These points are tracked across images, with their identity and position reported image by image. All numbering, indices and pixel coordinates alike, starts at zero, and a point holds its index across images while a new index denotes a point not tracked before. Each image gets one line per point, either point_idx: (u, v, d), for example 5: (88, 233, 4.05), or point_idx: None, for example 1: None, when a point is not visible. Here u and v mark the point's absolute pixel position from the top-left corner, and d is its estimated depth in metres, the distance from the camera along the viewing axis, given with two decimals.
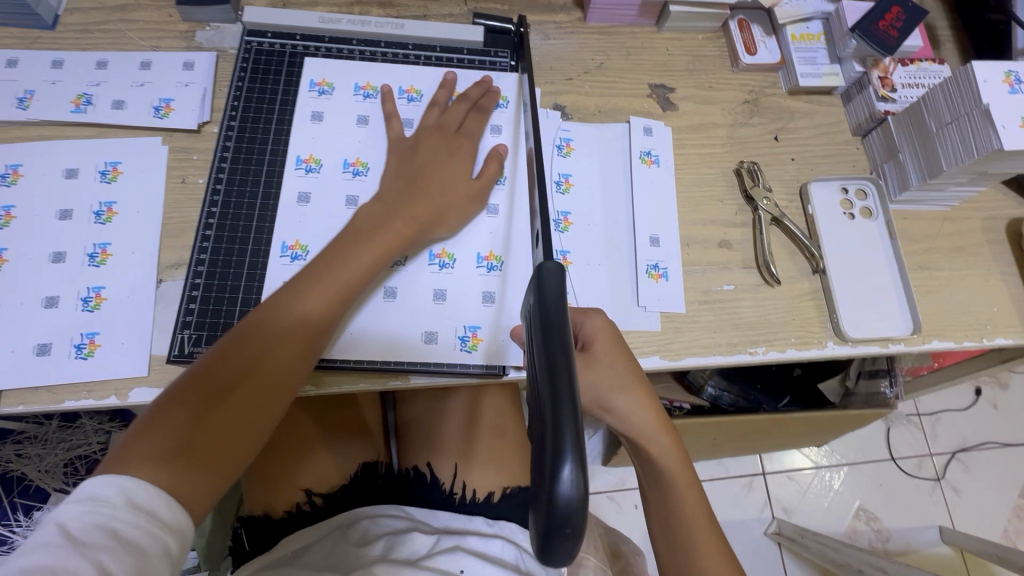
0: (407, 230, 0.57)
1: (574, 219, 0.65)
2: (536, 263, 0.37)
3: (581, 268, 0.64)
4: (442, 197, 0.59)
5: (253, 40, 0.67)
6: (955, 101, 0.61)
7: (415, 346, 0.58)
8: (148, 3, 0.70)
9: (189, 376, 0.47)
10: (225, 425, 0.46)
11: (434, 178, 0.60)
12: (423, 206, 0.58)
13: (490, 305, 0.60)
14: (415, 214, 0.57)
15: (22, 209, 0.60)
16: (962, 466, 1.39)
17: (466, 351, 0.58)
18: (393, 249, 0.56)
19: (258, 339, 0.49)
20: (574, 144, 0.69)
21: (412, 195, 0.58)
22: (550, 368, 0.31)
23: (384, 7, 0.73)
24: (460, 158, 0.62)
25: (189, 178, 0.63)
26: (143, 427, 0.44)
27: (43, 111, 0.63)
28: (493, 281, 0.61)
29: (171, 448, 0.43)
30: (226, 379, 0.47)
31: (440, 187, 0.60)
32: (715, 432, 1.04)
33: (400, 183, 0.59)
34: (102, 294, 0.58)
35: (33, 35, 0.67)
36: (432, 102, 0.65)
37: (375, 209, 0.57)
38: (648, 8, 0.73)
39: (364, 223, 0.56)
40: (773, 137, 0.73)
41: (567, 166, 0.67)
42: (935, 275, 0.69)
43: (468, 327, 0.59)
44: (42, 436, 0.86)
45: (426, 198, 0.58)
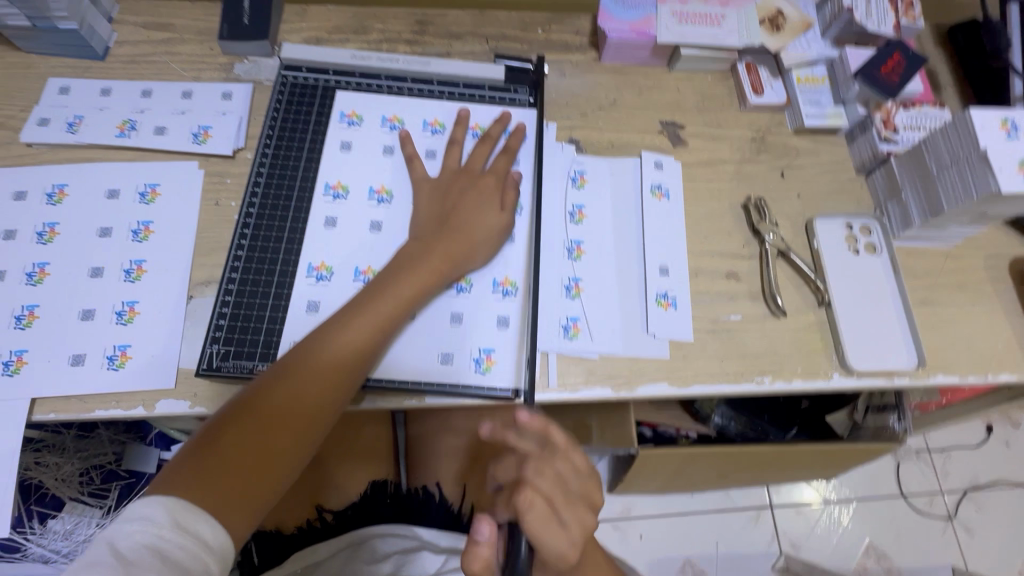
0: (443, 265, 0.60)
1: (587, 248, 0.68)
2: None
3: (593, 294, 0.66)
4: (473, 232, 0.62)
5: (289, 74, 0.72)
6: (954, 144, 0.63)
7: (432, 367, 0.60)
8: (191, 37, 0.75)
9: (235, 402, 0.50)
10: (266, 451, 0.48)
11: (464, 215, 0.63)
12: (455, 244, 0.61)
13: (504, 329, 0.62)
14: (449, 250, 0.60)
15: (66, 226, 0.64)
16: (974, 505, 1.37)
17: (481, 374, 0.60)
18: (428, 285, 0.58)
19: (301, 369, 0.52)
20: (587, 176, 0.72)
21: (446, 232, 0.61)
22: None
23: (411, 45, 0.78)
24: (488, 197, 0.65)
25: (223, 201, 0.67)
26: (191, 450, 0.47)
27: (90, 135, 0.68)
28: (508, 307, 0.63)
29: (212, 470, 0.45)
30: (267, 405, 0.49)
31: (472, 223, 0.62)
32: (723, 462, 1.04)
33: (431, 221, 0.63)
34: (135, 308, 0.61)
35: (84, 65, 0.72)
36: (451, 139, 0.68)
37: (413, 247, 0.60)
38: (660, 50, 0.77)
39: (401, 259, 0.59)
40: (780, 174, 0.76)
41: (581, 198, 0.71)
42: (939, 311, 0.70)
43: (482, 350, 0.61)
44: (59, 445, 0.86)
45: (458, 235, 0.61)
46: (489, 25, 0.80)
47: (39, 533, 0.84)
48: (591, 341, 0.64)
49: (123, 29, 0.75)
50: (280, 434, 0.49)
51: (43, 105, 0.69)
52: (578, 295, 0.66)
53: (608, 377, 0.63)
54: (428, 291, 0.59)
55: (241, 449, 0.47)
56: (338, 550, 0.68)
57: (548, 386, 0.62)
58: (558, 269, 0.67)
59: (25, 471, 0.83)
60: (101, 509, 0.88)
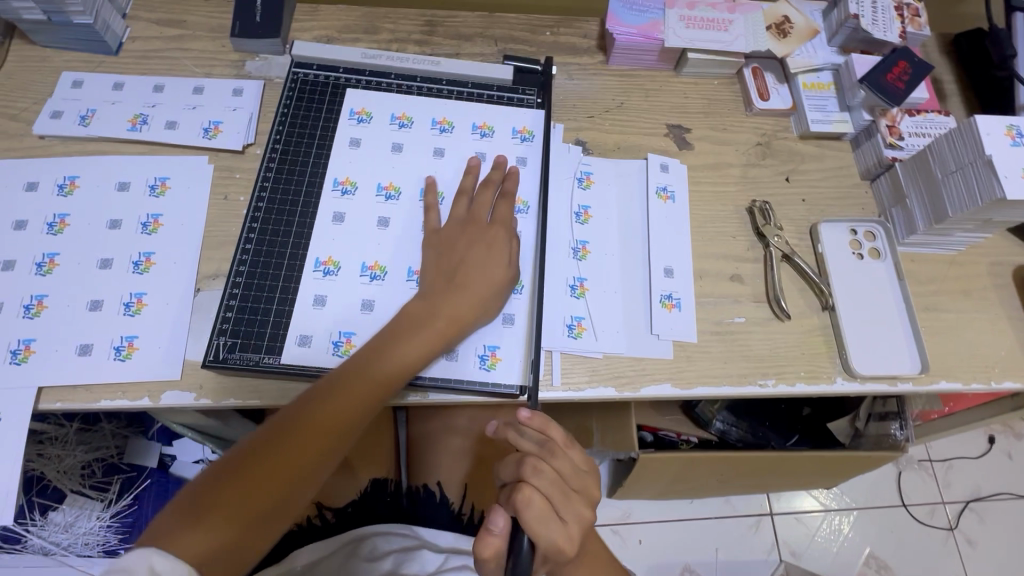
0: (448, 327, 0.58)
1: (592, 247, 0.69)
2: None
3: (597, 294, 0.67)
4: (482, 287, 0.60)
5: (300, 71, 0.72)
6: (959, 151, 0.63)
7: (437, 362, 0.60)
8: (203, 34, 0.76)
9: (234, 453, 0.52)
10: (252, 509, 0.50)
11: (472, 267, 0.61)
12: (460, 304, 0.59)
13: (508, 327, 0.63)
14: (457, 311, 0.59)
15: (75, 217, 0.64)
16: (976, 516, 1.36)
17: (485, 370, 0.61)
18: (432, 349, 0.57)
19: (296, 428, 0.52)
20: (593, 177, 0.72)
21: (455, 288, 0.60)
22: None
23: (420, 45, 0.79)
24: (496, 252, 0.62)
25: (231, 196, 0.67)
26: (182, 502, 0.49)
27: (102, 128, 0.68)
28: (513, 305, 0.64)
29: (202, 523, 0.47)
30: (261, 461, 0.51)
31: (479, 275, 0.60)
32: (724, 467, 1.04)
33: (440, 273, 0.61)
34: (143, 300, 0.61)
35: (97, 59, 0.73)
36: (460, 188, 0.67)
37: (418, 306, 0.59)
38: (667, 54, 0.78)
39: (409, 316, 0.58)
40: (784, 178, 0.76)
41: (586, 198, 0.71)
42: (943, 317, 0.71)
43: (487, 346, 0.62)
44: (61, 437, 0.87)
45: (466, 294, 0.59)
46: (498, 27, 0.81)
47: (39, 524, 0.84)
48: (596, 340, 0.64)
49: (136, 25, 0.76)
50: (271, 492, 0.51)
51: (56, 99, 0.69)
52: (583, 294, 0.66)
53: (611, 376, 0.64)
54: (432, 352, 0.57)
55: (230, 504, 0.49)
56: (338, 548, 0.68)
57: (551, 383, 0.62)
58: (563, 268, 0.67)
59: (28, 461, 0.84)
60: (101, 503, 0.87)
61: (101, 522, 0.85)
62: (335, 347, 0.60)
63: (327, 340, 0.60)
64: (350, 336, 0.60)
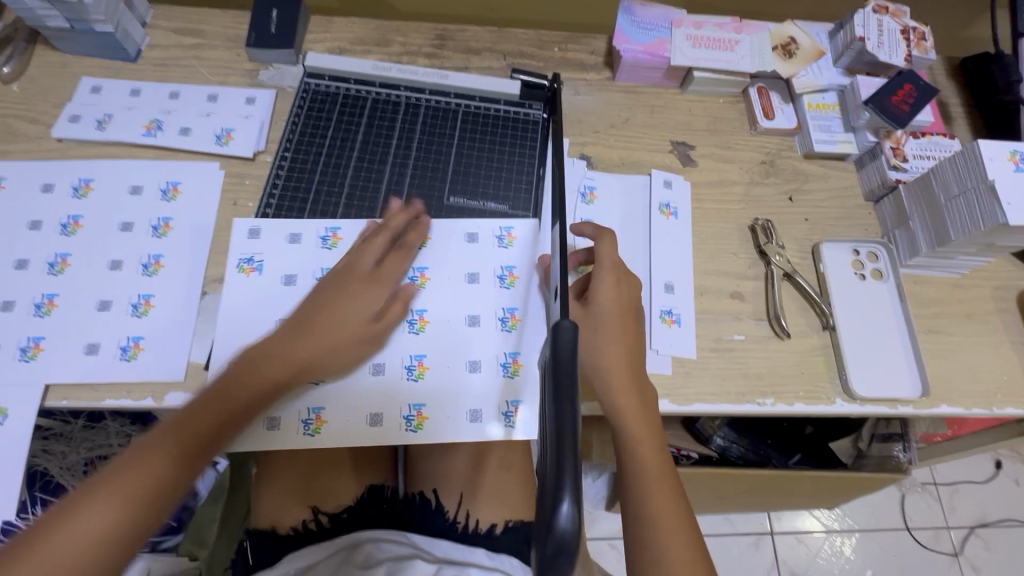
0: (289, 367, 0.57)
1: None
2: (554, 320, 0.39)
3: None
4: (328, 337, 0.58)
5: (312, 82, 0.74)
6: (962, 174, 0.64)
7: (360, 427, 0.59)
8: (220, 43, 0.78)
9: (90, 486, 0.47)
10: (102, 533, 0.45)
11: (330, 319, 0.58)
12: (307, 348, 0.57)
13: (446, 384, 0.61)
14: (300, 353, 0.57)
15: (89, 219, 0.66)
16: (981, 542, 1.34)
17: (413, 381, 0.61)
18: (269, 393, 0.56)
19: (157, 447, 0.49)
20: (597, 192, 0.73)
21: (303, 334, 0.57)
22: (554, 397, 0.35)
23: (429, 58, 0.80)
24: (362, 303, 0.60)
25: (240, 202, 0.69)
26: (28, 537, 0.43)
27: (118, 133, 0.70)
28: (445, 371, 0.62)
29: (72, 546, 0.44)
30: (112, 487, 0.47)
31: (334, 326, 0.58)
32: (723, 484, 1.03)
33: (293, 321, 0.58)
34: (151, 301, 0.63)
35: (116, 66, 0.75)
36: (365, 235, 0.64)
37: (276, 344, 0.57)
38: (673, 71, 0.79)
39: (253, 354, 0.56)
40: (788, 198, 0.77)
41: (588, 213, 0.72)
42: (945, 339, 0.70)
43: (412, 406, 0.60)
44: (66, 434, 0.89)
45: (320, 337, 0.58)
46: (507, 42, 0.83)
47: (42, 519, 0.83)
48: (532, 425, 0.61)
49: (155, 34, 0.78)
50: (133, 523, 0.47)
51: (75, 103, 0.71)
52: (516, 372, 0.63)
53: None
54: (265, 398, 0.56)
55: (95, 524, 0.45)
56: (332, 553, 0.69)
57: None
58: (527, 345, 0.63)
59: (33, 457, 0.85)
60: None
61: None
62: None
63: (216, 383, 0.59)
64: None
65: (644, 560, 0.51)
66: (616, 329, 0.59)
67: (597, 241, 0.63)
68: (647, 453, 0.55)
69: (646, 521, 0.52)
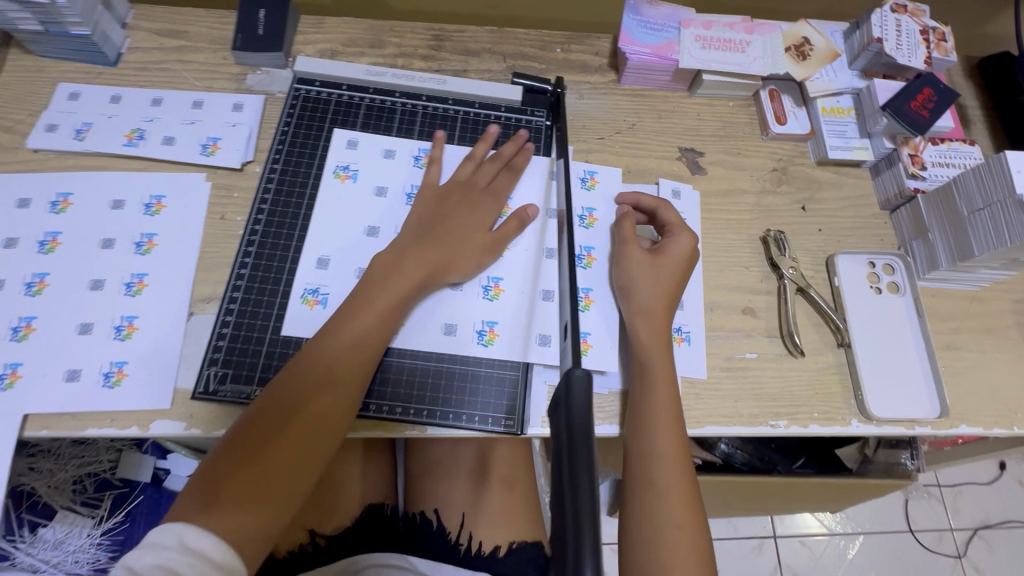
0: (419, 274, 0.58)
1: (598, 254, 0.67)
2: (565, 372, 0.42)
3: (603, 306, 0.65)
4: (455, 249, 0.60)
5: (302, 88, 0.70)
6: (988, 186, 0.61)
7: (434, 336, 0.60)
8: (205, 46, 0.74)
9: (235, 435, 0.49)
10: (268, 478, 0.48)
11: (453, 228, 0.61)
12: (436, 254, 0.59)
13: (521, 306, 0.62)
14: (427, 258, 0.58)
15: (68, 236, 0.62)
16: (985, 544, 1.33)
17: (488, 300, 0.62)
18: (403, 303, 0.57)
19: (287, 395, 0.51)
20: (598, 178, 0.71)
21: (428, 242, 0.60)
22: (569, 456, 0.36)
23: (426, 60, 0.76)
24: (482, 213, 0.63)
25: (228, 215, 0.65)
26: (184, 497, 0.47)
27: (97, 143, 0.66)
28: (521, 294, 0.63)
29: (230, 486, 0.47)
30: (258, 434, 0.49)
31: (456, 235, 0.61)
32: (727, 491, 1.00)
33: (417, 227, 0.61)
34: (134, 323, 0.59)
35: (95, 70, 0.71)
36: (469, 154, 0.67)
37: (389, 256, 0.59)
38: (681, 74, 0.75)
39: (388, 259, 0.58)
40: (801, 207, 0.74)
41: (590, 200, 0.70)
42: (964, 356, 0.68)
43: (485, 322, 0.61)
44: (54, 450, 0.85)
45: (443, 245, 0.60)
46: (508, 43, 0.79)
47: (29, 542, 0.82)
48: (602, 357, 0.62)
49: (136, 36, 0.74)
50: (275, 471, 0.48)
51: (52, 111, 0.68)
52: (588, 306, 0.64)
53: (614, 415, 0.61)
54: (401, 304, 0.57)
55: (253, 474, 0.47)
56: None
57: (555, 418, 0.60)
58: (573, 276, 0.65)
59: (19, 475, 0.82)
60: (93, 519, 0.86)
61: (92, 539, 0.85)
62: (300, 296, 0.60)
63: (302, 286, 0.61)
64: (319, 293, 0.61)
65: (642, 493, 0.54)
66: (654, 300, 0.61)
67: (658, 209, 0.67)
68: (664, 397, 0.57)
69: (652, 456, 0.55)
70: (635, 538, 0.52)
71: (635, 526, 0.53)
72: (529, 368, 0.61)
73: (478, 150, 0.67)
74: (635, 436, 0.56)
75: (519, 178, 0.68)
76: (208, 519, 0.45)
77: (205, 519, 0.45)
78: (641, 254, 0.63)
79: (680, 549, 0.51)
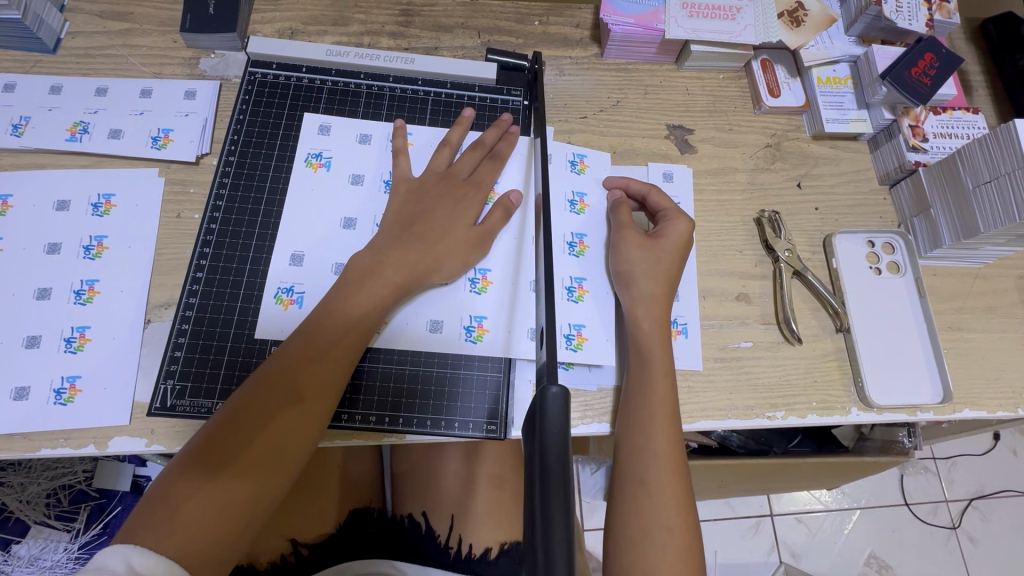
0: (400, 279, 0.54)
1: (590, 242, 0.63)
2: (547, 391, 0.36)
3: (598, 296, 0.61)
4: (439, 245, 0.56)
5: (257, 72, 0.65)
6: (994, 158, 0.58)
7: (417, 333, 0.56)
8: (153, 28, 0.68)
9: (216, 423, 0.47)
10: (250, 462, 0.46)
11: (433, 225, 0.57)
12: (417, 256, 0.55)
13: (508, 298, 0.58)
14: (407, 263, 0.54)
15: (9, 241, 0.57)
16: (979, 514, 1.29)
17: (475, 294, 0.58)
18: (386, 301, 0.53)
19: (268, 386, 0.48)
20: (587, 161, 0.67)
21: (407, 243, 0.55)
22: (543, 496, 0.31)
23: (394, 38, 0.71)
24: (465, 208, 0.59)
25: (185, 213, 0.60)
26: (159, 483, 0.44)
27: (37, 138, 0.61)
28: (509, 286, 0.59)
29: (209, 474, 0.44)
30: (238, 422, 0.47)
31: (436, 235, 0.56)
32: (722, 474, 0.95)
33: (393, 228, 0.56)
34: (86, 334, 0.55)
35: (34, 59, 0.66)
36: (444, 140, 0.62)
37: (367, 256, 0.54)
38: (668, 46, 0.70)
39: (364, 263, 0.54)
40: (796, 185, 0.70)
41: (581, 184, 0.65)
42: (967, 337, 0.65)
43: (473, 317, 0.57)
44: (24, 463, 0.81)
45: (423, 246, 0.55)
46: (481, 17, 0.73)
47: (3, 559, 0.80)
48: (597, 352, 0.59)
49: (77, 19, 0.68)
50: (259, 457, 0.46)
51: None
52: (581, 297, 0.61)
53: (605, 411, 0.58)
54: (383, 308, 0.53)
55: (236, 458, 0.45)
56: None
57: None
58: (561, 267, 0.61)
59: None
60: (69, 533, 0.84)
61: (68, 553, 0.82)
62: (273, 295, 0.56)
63: (275, 284, 0.57)
64: (294, 292, 0.56)
65: (634, 494, 0.51)
66: (654, 286, 0.57)
67: (649, 195, 0.63)
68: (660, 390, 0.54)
69: (645, 455, 0.52)
70: (624, 542, 0.49)
71: (624, 530, 0.50)
72: (512, 367, 0.57)
73: (456, 136, 0.62)
74: (626, 434, 0.53)
75: (503, 167, 0.63)
76: (186, 502, 0.43)
77: (184, 501, 0.43)
78: (639, 238, 0.60)
79: (669, 554, 0.48)
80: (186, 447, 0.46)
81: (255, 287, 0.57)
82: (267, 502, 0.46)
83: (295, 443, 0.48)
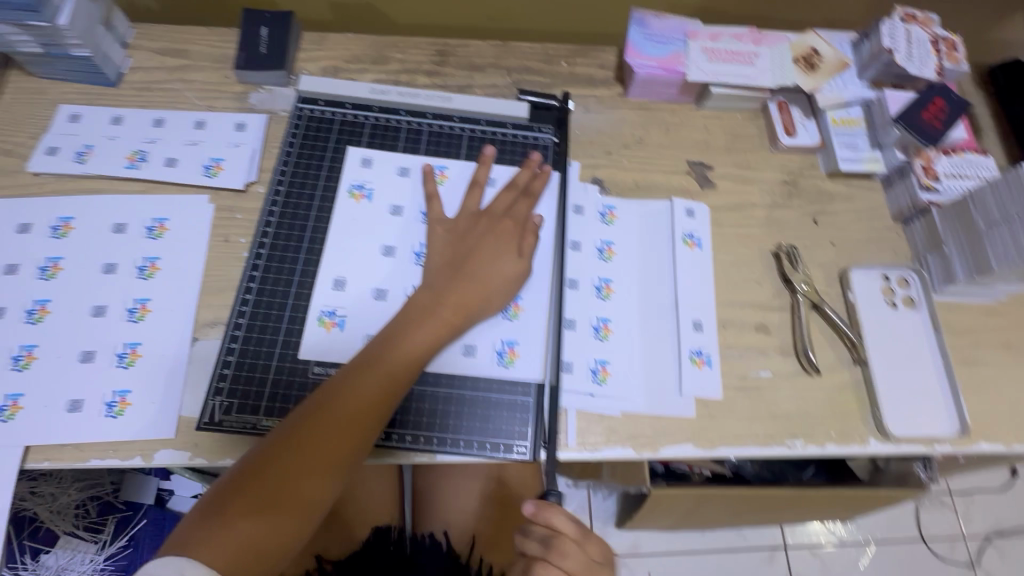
0: (450, 318, 0.56)
1: (616, 287, 0.65)
2: None
3: (622, 338, 0.63)
4: (483, 281, 0.59)
5: (305, 107, 0.70)
6: (1006, 201, 0.61)
7: (452, 356, 0.59)
8: (207, 64, 0.73)
9: (267, 450, 0.48)
10: (296, 491, 0.48)
11: (480, 264, 0.59)
12: (465, 294, 0.57)
13: (539, 327, 0.61)
14: (457, 302, 0.57)
15: (70, 261, 0.61)
16: (998, 552, 1.27)
17: (508, 320, 0.61)
18: (434, 341, 0.55)
19: (321, 420, 0.50)
20: (615, 213, 0.69)
21: (455, 281, 0.58)
22: None
23: (430, 76, 0.76)
24: (506, 247, 0.61)
25: (232, 238, 0.64)
26: (211, 498, 0.47)
27: (99, 165, 0.65)
28: (541, 315, 0.62)
29: (258, 501, 0.46)
30: (286, 452, 0.48)
31: (482, 271, 0.59)
32: (737, 504, 0.95)
33: (442, 267, 0.59)
34: (138, 350, 0.58)
35: (97, 91, 0.71)
36: (473, 180, 0.66)
37: (422, 296, 0.57)
38: (689, 87, 0.74)
39: (421, 302, 0.57)
40: (812, 221, 0.72)
41: (609, 233, 0.68)
42: (983, 371, 0.66)
43: (505, 342, 0.60)
44: (56, 473, 0.82)
45: (472, 284, 0.58)
46: (512, 57, 0.78)
47: (31, 569, 0.80)
48: (622, 388, 0.61)
49: (138, 55, 0.73)
50: (303, 489, 0.48)
51: (52, 133, 0.67)
52: (607, 337, 0.63)
53: (630, 436, 0.60)
54: (433, 346, 0.55)
55: (283, 487, 0.47)
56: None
57: (567, 444, 0.58)
58: (586, 308, 0.64)
59: (20, 501, 0.79)
60: (96, 544, 0.86)
61: (96, 564, 0.84)
62: (317, 317, 0.59)
63: (319, 307, 0.60)
64: (336, 315, 0.60)
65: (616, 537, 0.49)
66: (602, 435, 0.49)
67: None
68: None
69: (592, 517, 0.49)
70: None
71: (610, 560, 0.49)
72: (541, 391, 0.60)
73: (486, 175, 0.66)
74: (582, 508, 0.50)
75: (535, 204, 0.66)
76: (236, 526, 0.45)
77: (232, 526, 0.45)
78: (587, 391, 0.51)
79: None
80: (235, 467, 0.48)
81: (300, 310, 0.60)
82: (304, 530, 0.49)
83: (336, 476, 0.50)
